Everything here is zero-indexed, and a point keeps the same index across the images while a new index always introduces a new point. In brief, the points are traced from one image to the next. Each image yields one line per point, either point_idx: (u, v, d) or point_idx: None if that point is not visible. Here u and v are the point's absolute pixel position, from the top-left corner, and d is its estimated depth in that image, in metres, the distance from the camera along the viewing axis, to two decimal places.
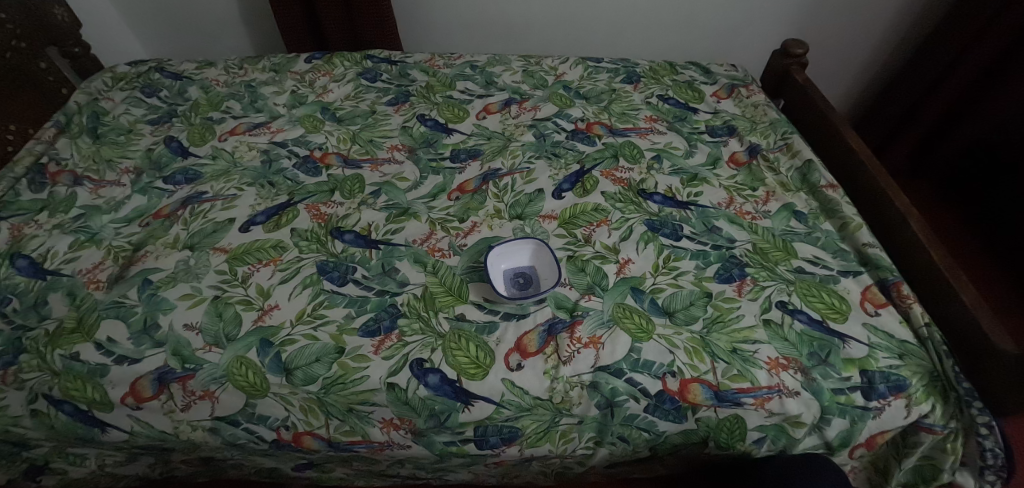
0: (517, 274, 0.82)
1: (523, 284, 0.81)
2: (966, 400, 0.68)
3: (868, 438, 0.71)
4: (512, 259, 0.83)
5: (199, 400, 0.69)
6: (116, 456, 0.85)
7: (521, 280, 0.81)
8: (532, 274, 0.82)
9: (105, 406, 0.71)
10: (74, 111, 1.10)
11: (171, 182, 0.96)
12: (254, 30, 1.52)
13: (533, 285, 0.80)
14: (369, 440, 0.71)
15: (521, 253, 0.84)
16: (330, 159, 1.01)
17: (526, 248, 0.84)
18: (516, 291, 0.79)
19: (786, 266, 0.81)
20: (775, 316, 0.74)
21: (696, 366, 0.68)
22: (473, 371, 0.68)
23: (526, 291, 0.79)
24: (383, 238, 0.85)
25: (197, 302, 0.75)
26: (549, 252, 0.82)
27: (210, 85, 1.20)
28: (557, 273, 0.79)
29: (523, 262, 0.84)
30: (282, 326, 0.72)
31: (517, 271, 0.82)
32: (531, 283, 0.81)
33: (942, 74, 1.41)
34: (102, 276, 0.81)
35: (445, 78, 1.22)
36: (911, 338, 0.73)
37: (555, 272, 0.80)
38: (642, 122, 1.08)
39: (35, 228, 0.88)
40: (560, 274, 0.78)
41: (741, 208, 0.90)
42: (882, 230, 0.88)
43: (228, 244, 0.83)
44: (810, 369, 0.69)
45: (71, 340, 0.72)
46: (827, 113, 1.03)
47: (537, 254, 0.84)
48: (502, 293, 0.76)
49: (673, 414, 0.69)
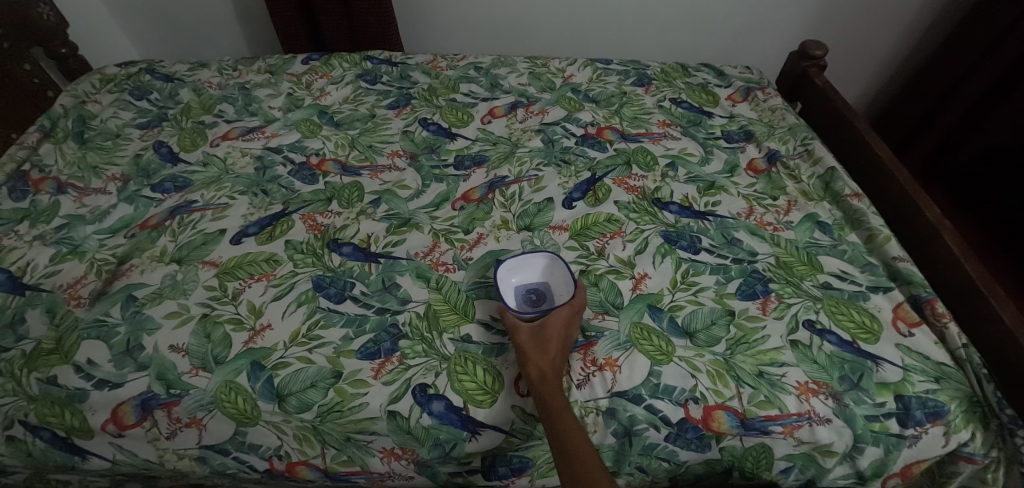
0: (528, 290, 0.76)
1: (536, 300, 0.75)
2: (1009, 428, 0.63)
3: (904, 468, 0.66)
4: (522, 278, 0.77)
5: (186, 428, 0.65)
6: (98, 482, 0.80)
7: (532, 297, 0.75)
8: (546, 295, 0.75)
9: (85, 433, 0.66)
10: (60, 115, 1.05)
11: (160, 190, 0.91)
12: (250, 31, 1.47)
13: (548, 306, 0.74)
14: (369, 471, 0.66)
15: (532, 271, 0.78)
16: (327, 166, 0.96)
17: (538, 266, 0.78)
18: (529, 308, 0.73)
19: (812, 281, 0.76)
20: (803, 337, 0.69)
21: (721, 392, 0.63)
22: (480, 398, 0.63)
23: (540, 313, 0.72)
24: (383, 251, 0.80)
25: (184, 321, 0.70)
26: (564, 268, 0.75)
27: (203, 87, 1.15)
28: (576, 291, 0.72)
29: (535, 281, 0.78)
30: (275, 347, 0.67)
31: (528, 287, 0.76)
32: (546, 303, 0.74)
33: (973, 66, 1.33)
34: (83, 292, 0.76)
35: (449, 80, 1.17)
36: (947, 359, 0.69)
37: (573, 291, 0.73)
38: (655, 127, 1.03)
39: (14, 240, 0.83)
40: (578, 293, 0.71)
41: (761, 218, 0.85)
42: (910, 243, 0.83)
43: (218, 258, 0.78)
44: (842, 394, 0.65)
45: (48, 363, 0.68)
46: (849, 117, 0.98)
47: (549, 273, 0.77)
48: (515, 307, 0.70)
49: (695, 443, 0.64)
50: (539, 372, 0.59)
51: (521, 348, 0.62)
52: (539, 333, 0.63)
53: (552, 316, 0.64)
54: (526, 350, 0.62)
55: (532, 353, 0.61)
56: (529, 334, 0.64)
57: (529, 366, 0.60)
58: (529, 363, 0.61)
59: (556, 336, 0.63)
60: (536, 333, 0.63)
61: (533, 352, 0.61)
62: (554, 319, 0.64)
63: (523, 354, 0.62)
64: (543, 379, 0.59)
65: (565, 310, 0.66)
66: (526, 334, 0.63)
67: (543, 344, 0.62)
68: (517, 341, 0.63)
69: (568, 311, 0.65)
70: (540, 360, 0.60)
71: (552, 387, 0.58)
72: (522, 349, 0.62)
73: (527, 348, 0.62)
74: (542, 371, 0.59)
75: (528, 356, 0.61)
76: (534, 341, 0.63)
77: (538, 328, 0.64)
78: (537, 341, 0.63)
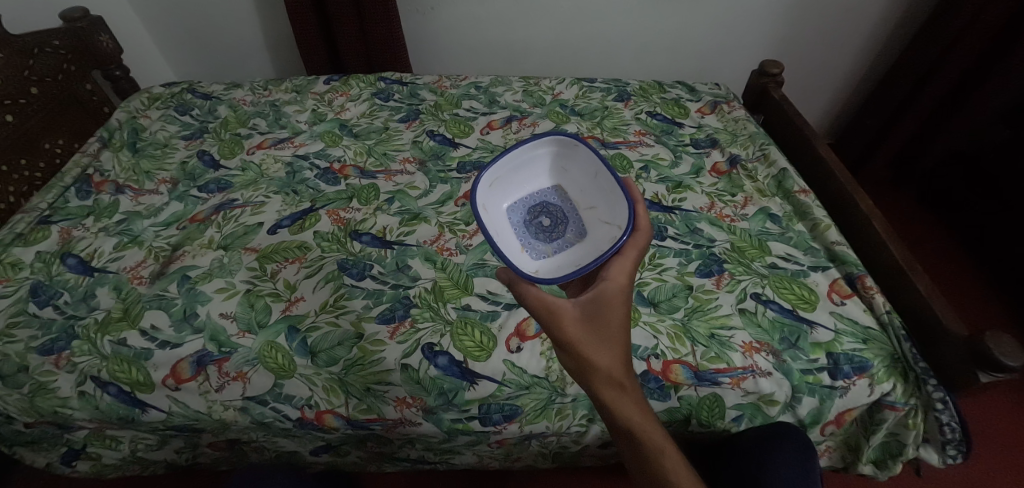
0: (543, 218, 0.84)
1: (556, 220, 0.84)
2: (922, 378, 0.74)
3: (837, 415, 0.78)
4: (533, 176, 0.87)
5: (232, 381, 0.77)
6: (149, 440, 0.93)
7: (549, 222, 0.84)
8: (560, 198, 0.86)
9: (147, 387, 0.79)
10: (116, 128, 1.21)
11: (205, 191, 1.06)
12: (276, 55, 1.64)
13: (564, 211, 0.85)
14: (384, 418, 0.79)
15: (544, 165, 0.87)
16: (348, 171, 1.11)
17: (551, 160, 0.87)
18: (553, 231, 0.83)
19: (761, 262, 0.89)
20: (749, 305, 0.82)
21: (677, 349, 0.76)
22: (477, 353, 0.76)
23: (556, 222, 0.84)
24: (396, 239, 0.94)
25: (231, 295, 0.84)
26: (595, 161, 0.80)
27: (238, 104, 1.31)
28: (608, 204, 0.80)
29: (548, 181, 0.87)
30: (308, 314, 0.81)
31: (541, 217, 0.84)
32: (561, 208, 0.85)
33: (918, 84, 1.47)
34: (145, 273, 0.90)
35: (453, 97, 1.33)
36: (873, 323, 0.80)
37: (600, 199, 0.82)
38: (632, 136, 1.18)
39: (82, 231, 0.98)
40: (618, 215, 0.78)
41: (721, 211, 0.99)
42: (849, 230, 0.96)
43: (258, 245, 0.93)
44: (781, 352, 0.77)
45: (118, 328, 0.81)
46: (800, 126, 1.12)
47: (568, 168, 0.86)
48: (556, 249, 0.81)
49: (657, 392, 0.76)
50: (609, 374, 0.52)
51: (574, 348, 0.52)
52: (592, 318, 0.54)
53: (610, 291, 0.56)
54: (581, 347, 0.52)
55: (597, 352, 0.52)
56: (578, 325, 0.53)
57: (593, 364, 0.52)
58: (591, 360, 0.52)
59: (616, 315, 0.54)
60: (588, 322, 0.54)
61: (591, 349, 0.52)
62: (614, 293, 0.55)
63: (584, 356, 0.52)
64: (612, 380, 0.52)
65: (620, 277, 0.57)
66: (576, 327, 0.53)
67: (601, 329, 0.53)
68: (567, 335, 0.53)
69: (622, 275, 0.57)
70: (608, 357, 0.52)
71: (622, 386, 0.53)
72: (576, 349, 0.52)
73: (589, 344, 0.52)
74: (610, 369, 0.52)
75: (590, 354, 0.52)
76: (588, 332, 0.53)
77: (588, 313, 0.54)
78: (596, 331, 0.53)
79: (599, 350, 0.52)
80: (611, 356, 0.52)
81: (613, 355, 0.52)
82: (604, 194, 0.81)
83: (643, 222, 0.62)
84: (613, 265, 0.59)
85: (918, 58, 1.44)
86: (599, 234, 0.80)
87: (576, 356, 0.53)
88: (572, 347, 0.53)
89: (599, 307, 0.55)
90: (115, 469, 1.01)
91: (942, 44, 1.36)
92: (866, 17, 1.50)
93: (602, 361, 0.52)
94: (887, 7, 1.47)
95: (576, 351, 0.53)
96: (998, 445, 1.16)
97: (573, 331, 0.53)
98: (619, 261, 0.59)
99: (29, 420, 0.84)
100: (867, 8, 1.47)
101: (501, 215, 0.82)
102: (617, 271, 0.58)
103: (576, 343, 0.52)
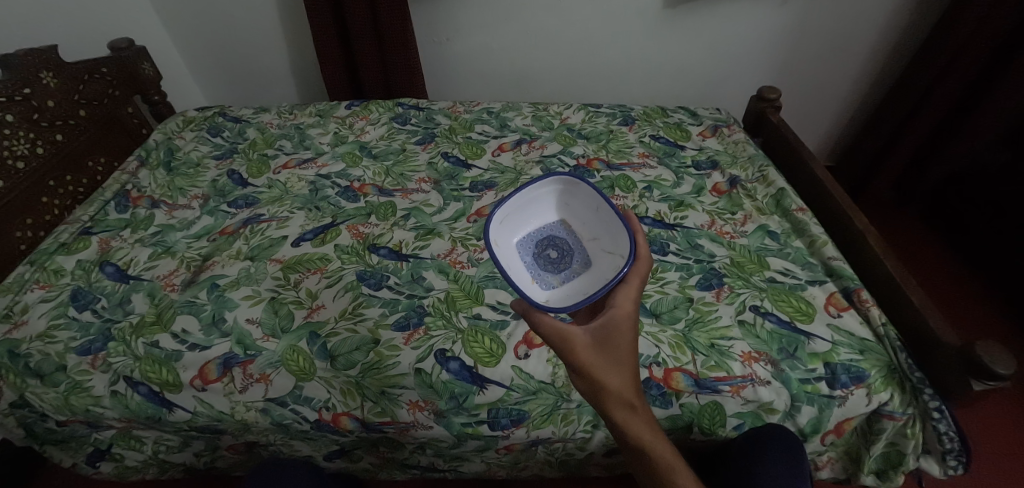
0: (551, 250, 0.87)
1: (564, 252, 0.87)
2: (918, 388, 0.76)
3: (836, 425, 0.80)
4: (539, 212, 0.91)
5: (256, 382, 0.82)
6: (172, 441, 0.98)
7: (557, 254, 0.87)
8: (565, 232, 0.90)
9: (175, 388, 0.83)
10: (153, 148, 1.30)
11: (235, 206, 1.14)
12: (300, 82, 1.75)
13: (570, 243, 0.88)
14: (397, 421, 0.82)
15: (550, 202, 0.92)
16: (367, 189, 1.17)
17: (555, 197, 0.92)
18: (559, 263, 0.86)
19: (759, 276, 0.93)
20: (748, 317, 0.85)
21: (679, 358, 0.80)
22: (487, 359, 0.80)
23: (562, 254, 0.87)
24: (411, 253, 0.99)
25: (257, 302, 0.90)
26: (596, 196, 0.86)
27: (266, 127, 1.40)
28: (611, 235, 0.84)
29: (553, 216, 0.92)
30: (328, 321, 0.86)
31: (547, 249, 0.87)
32: (567, 240, 0.89)
33: (916, 105, 1.52)
34: (177, 281, 0.96)
35: (466, 121, 1.40)
36: (869, 335, 0.82)
37: (603, 231, 0.86)
38: (635, 158, 1.24)
39: (119, 242, 1.05)
40: (622, 245, 0.81)
41: (721, 228, 1.04)
42: (846, 246, 1.00)
43: (282, 256, 0.99)
44: (779, 361, 0.79)
45: (152, 330, 0.87)
46: (798, 148, 1.17)
47: (571, 203, 0.91)
48: (563, 279, 0.84)
49: (660, 399, 0.79)
50: (622, 397, 0.53)
51: (587, 373, 0.53)
52: (604, 341, 0.55)
53: (620, 316, 0.57)
54: (594, 372, 0.53)
55: (611, 376, 0.53)
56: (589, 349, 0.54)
57: (606, 387, 0.53)
58: (603, 383, 0.52)
59: (626, 338, 0.55)
60: (598, 345, 0.55)
61: (603, 374, 0.53)
62: (624, 317, 0.57)
63: (598, 380, 0.53)
64: (625, 403, 0.53)
65: (628, 301, 0.59)
66: (588, 351, 0.53)
67: (613, 353, 0.54)
68: (580, 360, 0.53)
69: (630, 299, 0.59)
70: (621, 381, 0.53)
71: (634, 409, 0.53)
72: (588, 373, 0.53)
73: (601, 367, 0.53)
74: (622, 390, 0.53)
75: (602, 378, 0.52)
76: (599, 355, 0.54)
77: (598, 336, 0.55)
78: (608, 355, 0.54)
79: (611, 374, 0.53)
80: (623, 379, 0.53)
81: (625, 378, 0.53)
82: (606, 226, 0.85)
83: (642, 252, 0.65)
84: (620, 292, 0.60)
85: (910, 88, 1.50)
86: (602, 262, 0.83)
87: (589, 380, 0.53)
88: (585, 372, 0.53)
89: (608, 331, 0.56)
90: (135, 472, 1.05)
91: (931, 72, 1.43)
92: (861, 45, 1.57)
93: (615, 384, 0.53)
94: (880, 36, 1.54)
95: (588, 376, 0.53)
96: (1006, 463, 1.16)
97: (585, 355, 0.53)
98: (625, 287, 0.61)
99: (62, 419, 0.89)
100: (860, 37, 1.55)
101: (513, 251, 0.86)
102: (623, 297, 0.59)
103: (588, 368, 0.53)
